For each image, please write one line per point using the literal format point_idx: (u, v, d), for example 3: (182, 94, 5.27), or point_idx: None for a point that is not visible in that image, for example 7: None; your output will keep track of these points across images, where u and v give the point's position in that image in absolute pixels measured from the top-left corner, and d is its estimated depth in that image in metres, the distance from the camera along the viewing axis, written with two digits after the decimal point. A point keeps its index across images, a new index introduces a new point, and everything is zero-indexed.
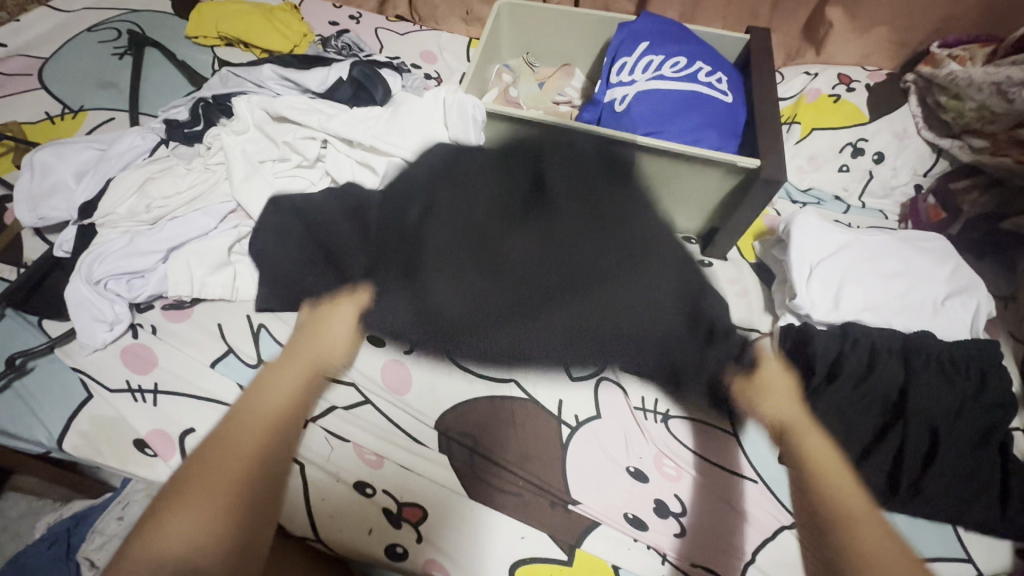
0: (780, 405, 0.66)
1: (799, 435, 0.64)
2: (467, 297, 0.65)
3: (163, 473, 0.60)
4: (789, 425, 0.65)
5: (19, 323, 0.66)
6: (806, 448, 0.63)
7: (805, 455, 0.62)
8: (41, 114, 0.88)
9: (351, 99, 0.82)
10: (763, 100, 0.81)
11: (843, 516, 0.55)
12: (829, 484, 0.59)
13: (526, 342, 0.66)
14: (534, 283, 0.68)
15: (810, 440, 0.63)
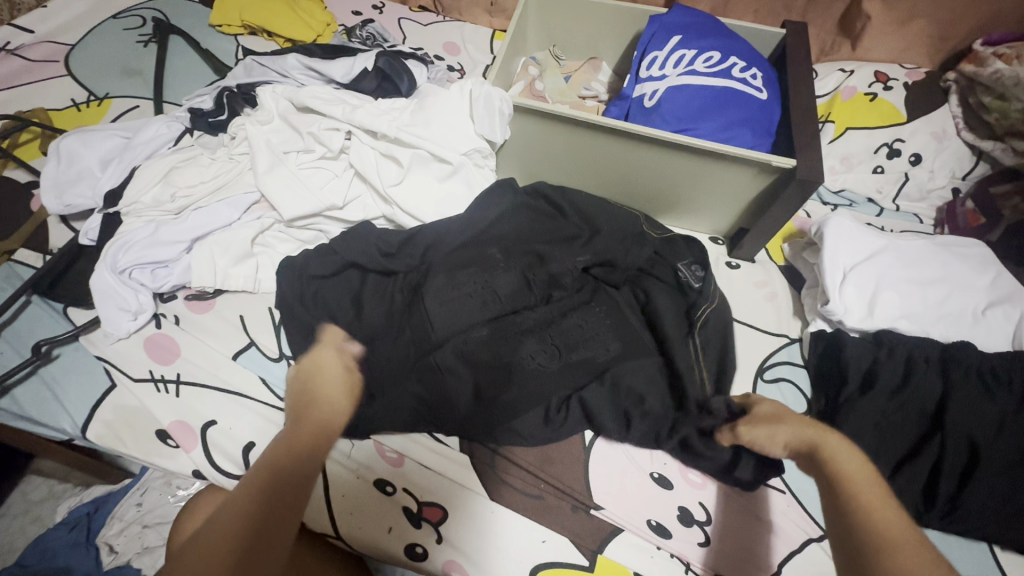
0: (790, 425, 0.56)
1: (828, 448, 0.52)
2: (456, 341, 0.65)
3: (185, 464, 0.60)
4: (815, 442, 0.53)
5: (44, 310, 0.66)
6: (835, 468, 0.50)
7: (838, 479, 0.49)
8: (67, 101, 0.88)
9: (376, 91, 0.81)
10: (800, 98, 0.78)
11: (882, 538, 0.43)
12: (862, 497, 0.47)
13: (487, 390, 0.63)
14: (518, 323, 0.68)
15: (843, 461, 0.51)
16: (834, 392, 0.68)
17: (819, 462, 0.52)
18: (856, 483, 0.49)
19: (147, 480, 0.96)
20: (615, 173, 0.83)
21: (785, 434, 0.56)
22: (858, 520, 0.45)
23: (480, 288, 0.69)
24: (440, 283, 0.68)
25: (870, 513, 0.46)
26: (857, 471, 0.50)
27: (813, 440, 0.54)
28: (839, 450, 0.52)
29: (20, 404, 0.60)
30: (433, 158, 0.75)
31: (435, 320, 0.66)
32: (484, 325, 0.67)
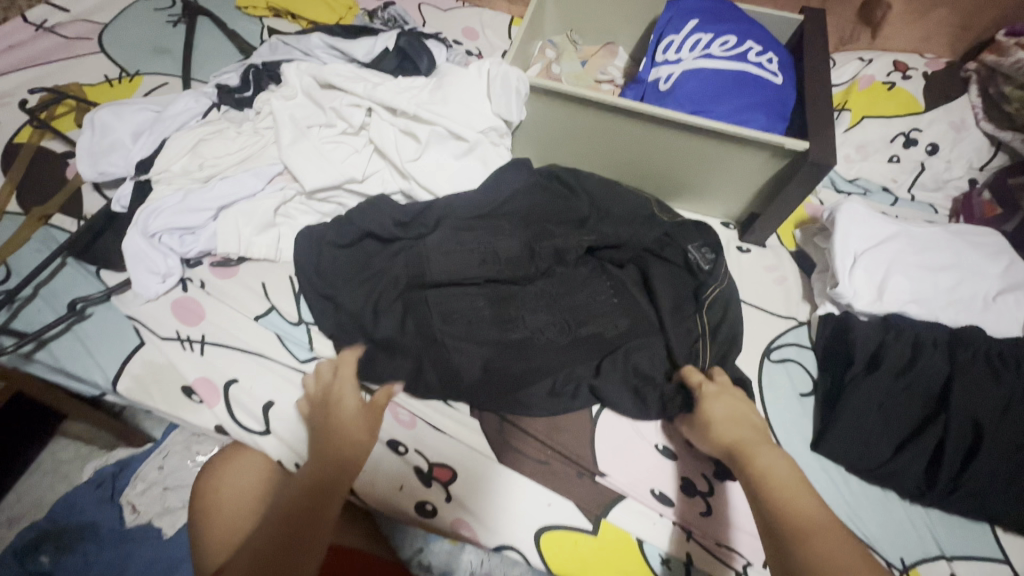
0: (730, 427, 0.56)
1: (749, 454, 0.53)
2: (450, 294, 0.69)
3: (208, 419, 0.63)
4: (739, 445, 0.54)
5: (78, 271, 0.69)
6: (757, 472, 0.51)
7: (760, 480, 0.50)
8: (100, 76, 0.91)
9: (397, 69, 0.83)
10: (817, 82, 0.78)
11: (800, 529, 0.45)
12: (786, 497, 0.48)
13: (495, 363, 0.65)
14: (521, 296, 0.71)
15: (762, 458, 0.52)
16: (840, 373, 0.69)
17: (742, 464, 0.53)
18: (774, 479, 0.49)
19: (168, 444, 1.00)
20: (631, 153, 0.83)
21: (715, 438, 0.56)
22: (781, 517, 0.46)
23: (481, 247, 0.72)
24: (444, 237, 0.71)
25: (790, 506, 0.47)
26: (780, 469, 0.50)
27: (738, 442, 0.54)
28: (761, 450, 0.53)
29: (55, 357, 0.64)
30: (451, 136, 0.77)
31: (434, 263, 0.69)
32: (478, 283, 0.70)
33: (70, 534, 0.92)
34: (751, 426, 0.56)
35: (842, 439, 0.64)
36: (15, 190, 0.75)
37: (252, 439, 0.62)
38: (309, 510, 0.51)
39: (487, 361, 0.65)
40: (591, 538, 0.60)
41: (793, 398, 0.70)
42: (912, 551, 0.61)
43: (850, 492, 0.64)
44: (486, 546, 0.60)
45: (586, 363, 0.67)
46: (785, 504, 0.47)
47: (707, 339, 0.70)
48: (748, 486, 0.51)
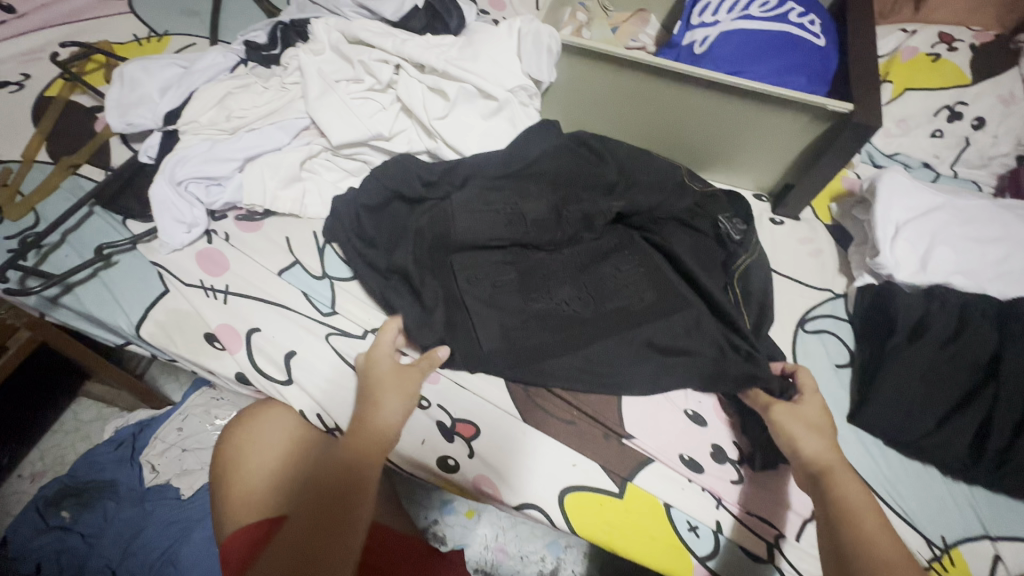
0: (816, 441, 0.53)
1: (835, 478, 0.50)
2: (475, 257, 0.66)
3: (229, 366, 0.63)
4: (825, 467, 0.51)
5: (104, 219, 0.69)
6: (838, 493, 0.49)
7: (841, 505, 0.48)
8: (129, 35, 0.91)
9: (425, 28, 0.81)
10: (861, 45, 0.75)
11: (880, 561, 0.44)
12: (864, 525, 0.47)
13: (516, 331, 0.62)
14: (547, 266, 0.68)
15: (850, 488, 0.49)
16: (880, 343, 0.66)
17: (823, 486, 0.50)
18: (861, 515, 0.47)
19: (188, 407, 1.01)
20: (664, 117, 0.81)
21: (801, 454, 0.53)
22: (861, 548, 0.45)
23: (508, 208, 0.69)
24: (470, 196, 0.69)
25: (870, 538, 0.46)
26: (862, 501, 0.49)
27: (825, 465, 0.52)
28: (849, 478, 0.50)
29: (81, 302, 0.64)
30: (480, 94, 0.75)
31: (459, 223, 0.66)
32: (503, 247, 0.68)
33: (89, 492, 0.92)
34: (837, 445, 0.53)
35: (881, 410, 0.62)
36: (44, 140, 0.75)
37: (275, 388, 0.62)
38: (335, 497, 0.50)
39: (508, 327, 0.62)
40: (617, 501, 0.59)
41: (828, 369, 0.68)
42: (954, 530, 0.58)
43: (890, 468, 0.61)
44: (509, 504, 0.59)
45: (612, 337, 0.62)
46: (867, 537, 0.46)
47: (738, 312, 0.67)
48: (828, 510, 0.49)
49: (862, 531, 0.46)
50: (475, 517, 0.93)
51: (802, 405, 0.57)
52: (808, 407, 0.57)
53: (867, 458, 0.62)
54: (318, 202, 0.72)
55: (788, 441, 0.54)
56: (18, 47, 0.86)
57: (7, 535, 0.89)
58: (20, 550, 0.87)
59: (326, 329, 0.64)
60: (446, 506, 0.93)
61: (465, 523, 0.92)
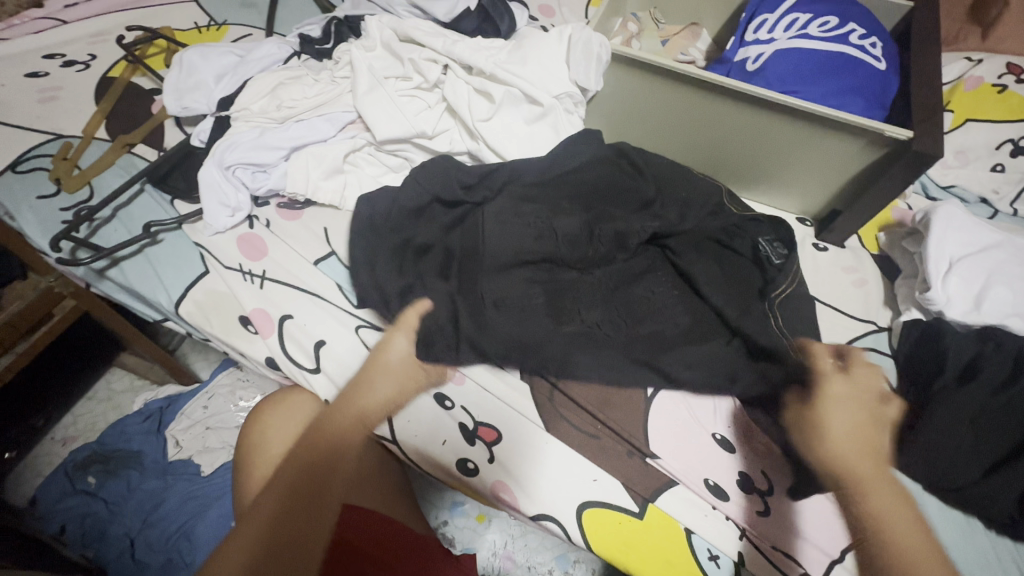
0: (847, 454, 0.58)
1: (866, 490, 0.57)
2: (505, 271, 0.64)
3: (260, 350, 0.64)
4: (844, 478, 0.58)
5: (154, 198, 0.71)
6: (867, 502, 0.57)
7: (869, 518, 0.56)
8: (190, 23, 0.94)
9: (476, 30, 0.82)
10: (925, 71, 0.73)
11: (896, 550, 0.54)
12: (886, 525, 0.56)
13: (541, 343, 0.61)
14: (578, 286, 0.66)
15: (877, 497, 0.57)
16: (925, 383, 0.63)
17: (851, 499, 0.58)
18: (893, 528, 0.56)
19: (214, 386, 1.04)
20: (708, 133, 0.79)
21: (828, 459, 0.60)
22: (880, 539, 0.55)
23: (539, 221, 0.67)
24: (503, 207, 0.68)
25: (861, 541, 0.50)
26: (885, 512, 0.57)
27: (846, 475, 0.58)
28: (868, 490, 0.58)
29: (126, 276, 0.66)
30: (525, 99, 0.75)
31: (490, 238, 0.65)
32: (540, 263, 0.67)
33: (115, 460, 0.95)
34: (868, 440, 0.60)
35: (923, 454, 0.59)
36: (104, 118, 0.78)
37: (303, 376, 0.63)
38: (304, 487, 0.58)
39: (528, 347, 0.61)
40: (640, 524, 0.57)
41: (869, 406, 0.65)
42: None
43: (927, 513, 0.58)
44: (526, 513, 0.58)
45: (644, 363, 0.62)
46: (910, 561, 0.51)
47: (781, 338, 0.64)
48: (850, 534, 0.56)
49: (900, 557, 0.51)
50: (485, 522, 0.92)
51: (822, 412, 0.61)
52: (858, 409, 0.62)
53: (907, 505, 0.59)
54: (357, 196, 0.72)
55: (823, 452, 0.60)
56: (88, 28, 0.89)
57: (36, 495, 0.93)
58: (47, 510, 0.90)
59: (355, 321, 0.64)
60: (456, 508, 0.93)
61: (474, 526, 0.92)
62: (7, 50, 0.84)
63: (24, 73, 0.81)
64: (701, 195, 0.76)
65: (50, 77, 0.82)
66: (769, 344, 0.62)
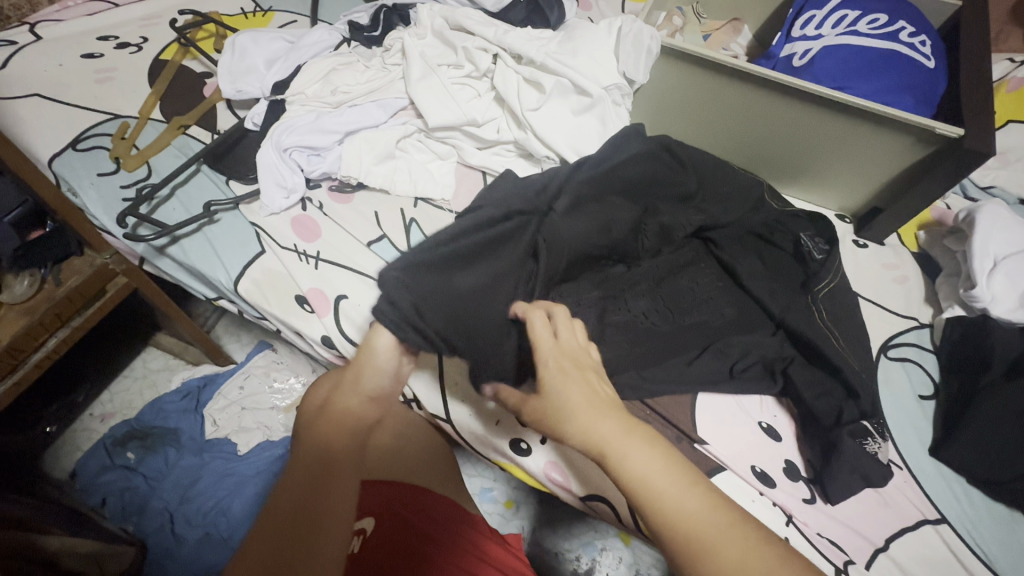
0: (592, 416, 0.43)
1: (614, 452, 0.42)
2: None
3: (316, 329, 0.65)
4: (603, 444, 0.42)
5: (210, 178, 0.72)
6: (624, 470, 0.41)
7: (627, 487, 0.41)
8: (237, 9, 0.95)
9: (524, 21, 0.83)
10: (974, 70, 0.73)
11: (691, 534, 0.38)
12: (663, 500, 0.39)
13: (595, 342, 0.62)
14: (626, 279, 0.68)
15: (635, 460, 0.41)
16: (971, 379, 0.64)
17: (607, 467, 0.42)
18: (667, 495, 0.39)
19: (250, 367, 1.05)
20: (751, 130, 0.80)
21: (573, 437, 0.44)
22: (686, 548, 0.38)
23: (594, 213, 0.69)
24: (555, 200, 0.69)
25: (713, 544, 0.37)
26: (651, 469, 0.41)
27: (602, 442, 0.42)
28: (632, 451, 0.41)
29: (185, 253, 0.67)
30: (574, 89, 0.76)
31: None
32: (587, 252, 0.68)
33: (153, 437, 0.97)
34: (580, 385, 0.45)
35: (969, 448, 0.60)
36: (158, 99, 0.79)
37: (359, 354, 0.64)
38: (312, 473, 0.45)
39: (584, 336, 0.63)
40: None
41: (911, 399, 0.66)
42: None
43: (973, 508, 0.59)
44: (576, 494, 0.59)
45: (691, 352, 0.64)
46: (730, 569, 0.36)
47: (827, 331, 0.65)
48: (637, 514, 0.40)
49: (722, 561, 0.36)
50: (513, 509, 0.94)
51: (550, 378, 0.46)
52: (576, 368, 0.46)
53: (951, 497, 0.60)
54: (407, 181, 0.74)
55: (560, 424, 0.44)
56: (139, 11, 0.91)
57: (76, 469, 0.94)
58: (88, 483, 0.92)
59: None
60: (484, 493, 0.94)
61: (503, 512, 0.93)
62: (63, 31, 0.85)
63: (79, 54, 0.83)
64: (746, 189, 0.77)
65: (104, 58, 0.83)
66: (817, 339, 0.63)
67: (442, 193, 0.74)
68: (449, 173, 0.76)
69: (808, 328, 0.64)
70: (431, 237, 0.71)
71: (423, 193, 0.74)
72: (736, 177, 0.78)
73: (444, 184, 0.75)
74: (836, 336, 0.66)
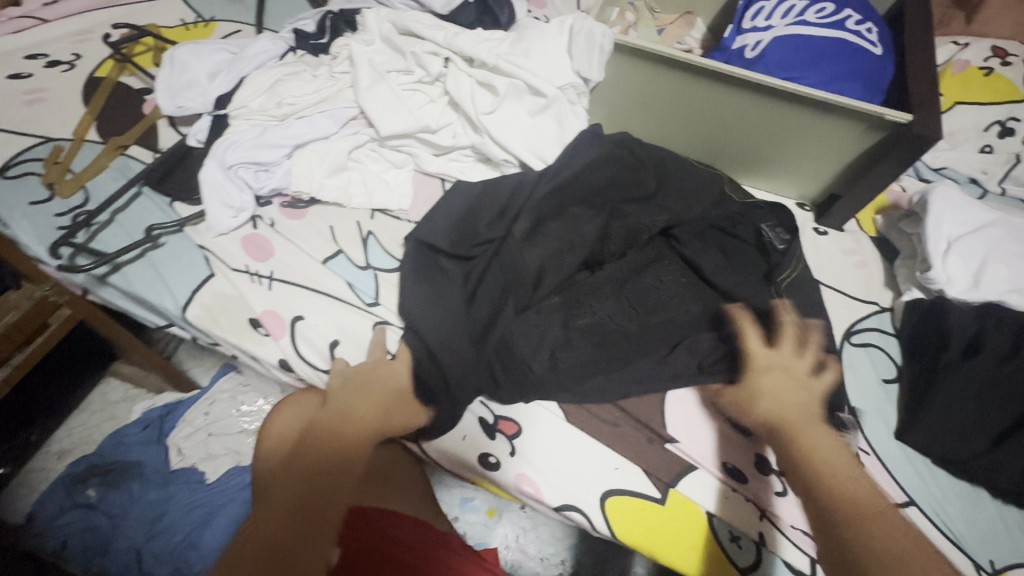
0: (800, 397, 0.55)
1: (804, 436, 0.51)
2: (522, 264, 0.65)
3: (272, 353, 0.62)
4: (794, 426, 0.52)
5: (153, 201, 0.69)
6: (810, 452, 0.49)
7: (806, 459, 0.49)
8: (176, 20, 0.91)
9: (475, 22, 0.82)
10: (919, 56, 0.74)
11: (857, 507, 0.45)
12: (831, 474, 0.47)
13: (562, 348, 0.61)
14: (591, 282, 0.67)
15: (818, 439, 0.50)
16: (930, 360, 0.65)
17: (791, 441, 0.51)
18: (846, 482, 0.47)
19: (215, 392, 1.01)
20: (706, 123, 0.80)
21: (763, 412, 0.55)
22: (847, 515, 0.44)
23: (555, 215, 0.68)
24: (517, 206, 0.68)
25: (875, 513, 0.45)
26: (831, 452, 0.49)
27: (793, 422, 0.52)
28: (810, 431, 0.51)
29: (128, 281, 0.64)
30: (529, 90, 0.74)
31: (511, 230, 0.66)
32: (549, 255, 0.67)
33: (114, 472, 0.93)
34: (797, 391, 0.56)
35: (932, 430, 0.61)
36: (94, 119, 0.75)
37: (319, 376, 0.62)
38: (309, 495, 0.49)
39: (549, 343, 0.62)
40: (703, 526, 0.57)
41: (875, 383, 0.66)
42: (1003, 554, 0.57)
43: (939, 488, 0.60)
44: (550, 505, 0.58)
45: (659, 351, 0.63)
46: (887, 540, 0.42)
47: (789, 322, 0.65)
48: (805, 482, 0.47)
49: (873, 524, 0.43)
50: (495, 517, 0.92)
51: (750, 378, 0.58)
52: (779, 371, 0.58)
53: (919, 479, 0.60)
54: (362, 193, 0.71)
55: (756, 401, 0.56)
56: (70, 27, 0.86)
57: (33, 512, 0.90)
58: (47, 526, 0.88)
59: (370, 319, 0.64)
60: (465, 503, 0.93)
61: (486, 521, 0.92)
62: None
63: (5, 75, 0.78)
64: (705, 183, 0.77)
65: (32, 78, 0.79)
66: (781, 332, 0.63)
67: (399, 203, 0.72)
68: (406, 183, 0.74)
69: (772, 321, 0.64)
70: (390, 249, 0.69)
71: (379, 204, 0.72)
72: (696, 171, 0.78)
73: (401, 194, 0.73)
74: (800, 326, 0.66)
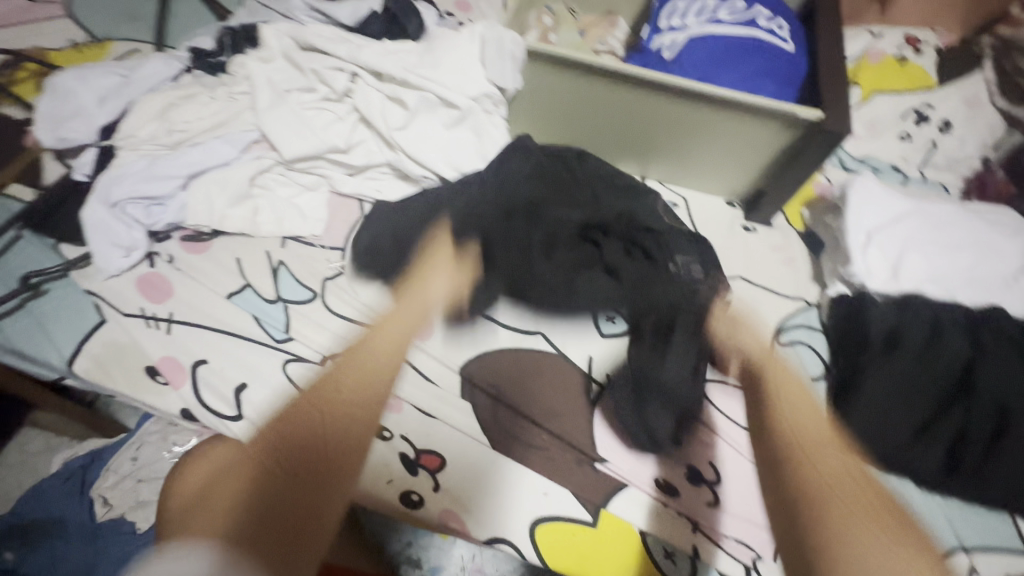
0: (813, 409, 0.61)
1: (818, 456, 0.57)
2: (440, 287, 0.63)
3: (174, 403, 0.58)
4: (815, 443, 0.58)
5: (34, 244, 0.63)
6: (817, 473, 0.55)
7: (821, 484, 0.54)
8: (65, 41, 0.85)
9: (384, 33, 0.78)
10: (828, 50, 0.75)
11: (843, 517, 0.52)
12: (807, 476, 0.55)
13: None
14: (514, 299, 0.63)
15: (836, 457, 0.57)
16: (854, 355, 0.65)
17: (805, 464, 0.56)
18: (826, 487, 0.54)
19: (142, 435, 0.95)
20: (629, 127, 0.78)
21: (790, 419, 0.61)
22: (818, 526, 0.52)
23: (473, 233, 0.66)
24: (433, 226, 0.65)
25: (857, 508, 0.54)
26: (830, 461, 0.57)
27: (814, 441, 0.58)
28: (820, 456, 0.57)
29: (5, 335, 0.58)
30: (442, 103, 0.73)
31: None
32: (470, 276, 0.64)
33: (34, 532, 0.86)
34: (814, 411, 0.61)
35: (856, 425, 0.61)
36: None
37: (223, 424, 0.58)
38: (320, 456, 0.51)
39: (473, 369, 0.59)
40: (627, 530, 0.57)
41: (803, 381, 0.67)
42: None
43: None
44: (478, 538, 0.56)
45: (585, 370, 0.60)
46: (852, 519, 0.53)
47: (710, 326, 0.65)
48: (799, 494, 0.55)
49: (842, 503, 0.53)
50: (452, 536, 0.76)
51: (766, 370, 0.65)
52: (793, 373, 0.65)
53: None
54: (271, 220, 0.67)
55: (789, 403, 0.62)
56: None
57: None
58: None
59: (282, 355, 0.60)
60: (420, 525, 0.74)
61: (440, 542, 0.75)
62: None
63: None
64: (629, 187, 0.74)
65: None
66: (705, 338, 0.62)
67: (311, 229, 0.68)
68: (321, 206, 0.69)
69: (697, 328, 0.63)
70: (302, 279, 0.65)
71: (289, 231, 0.67)
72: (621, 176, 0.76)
73: (314, 219, 0.68)
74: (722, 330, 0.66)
